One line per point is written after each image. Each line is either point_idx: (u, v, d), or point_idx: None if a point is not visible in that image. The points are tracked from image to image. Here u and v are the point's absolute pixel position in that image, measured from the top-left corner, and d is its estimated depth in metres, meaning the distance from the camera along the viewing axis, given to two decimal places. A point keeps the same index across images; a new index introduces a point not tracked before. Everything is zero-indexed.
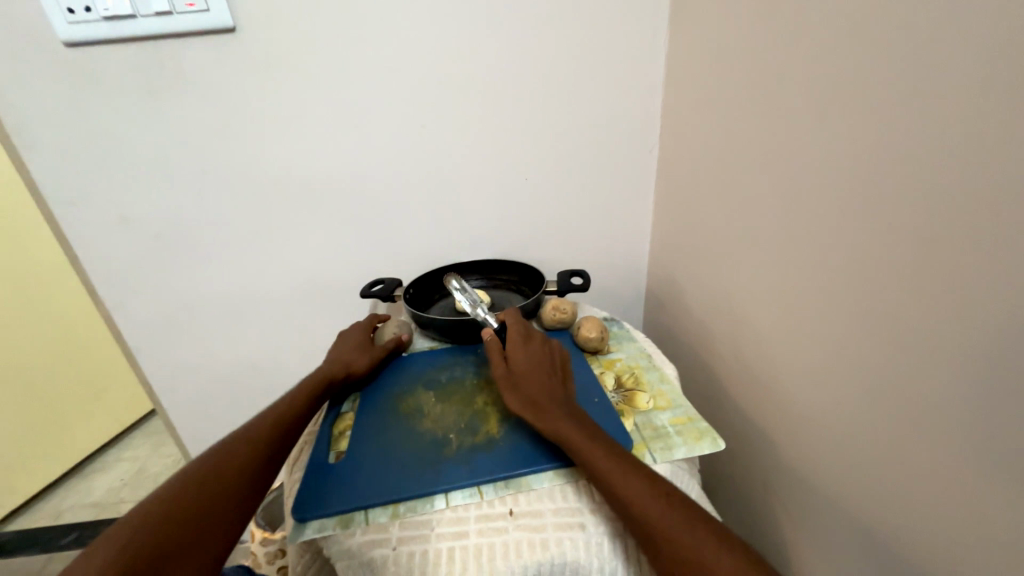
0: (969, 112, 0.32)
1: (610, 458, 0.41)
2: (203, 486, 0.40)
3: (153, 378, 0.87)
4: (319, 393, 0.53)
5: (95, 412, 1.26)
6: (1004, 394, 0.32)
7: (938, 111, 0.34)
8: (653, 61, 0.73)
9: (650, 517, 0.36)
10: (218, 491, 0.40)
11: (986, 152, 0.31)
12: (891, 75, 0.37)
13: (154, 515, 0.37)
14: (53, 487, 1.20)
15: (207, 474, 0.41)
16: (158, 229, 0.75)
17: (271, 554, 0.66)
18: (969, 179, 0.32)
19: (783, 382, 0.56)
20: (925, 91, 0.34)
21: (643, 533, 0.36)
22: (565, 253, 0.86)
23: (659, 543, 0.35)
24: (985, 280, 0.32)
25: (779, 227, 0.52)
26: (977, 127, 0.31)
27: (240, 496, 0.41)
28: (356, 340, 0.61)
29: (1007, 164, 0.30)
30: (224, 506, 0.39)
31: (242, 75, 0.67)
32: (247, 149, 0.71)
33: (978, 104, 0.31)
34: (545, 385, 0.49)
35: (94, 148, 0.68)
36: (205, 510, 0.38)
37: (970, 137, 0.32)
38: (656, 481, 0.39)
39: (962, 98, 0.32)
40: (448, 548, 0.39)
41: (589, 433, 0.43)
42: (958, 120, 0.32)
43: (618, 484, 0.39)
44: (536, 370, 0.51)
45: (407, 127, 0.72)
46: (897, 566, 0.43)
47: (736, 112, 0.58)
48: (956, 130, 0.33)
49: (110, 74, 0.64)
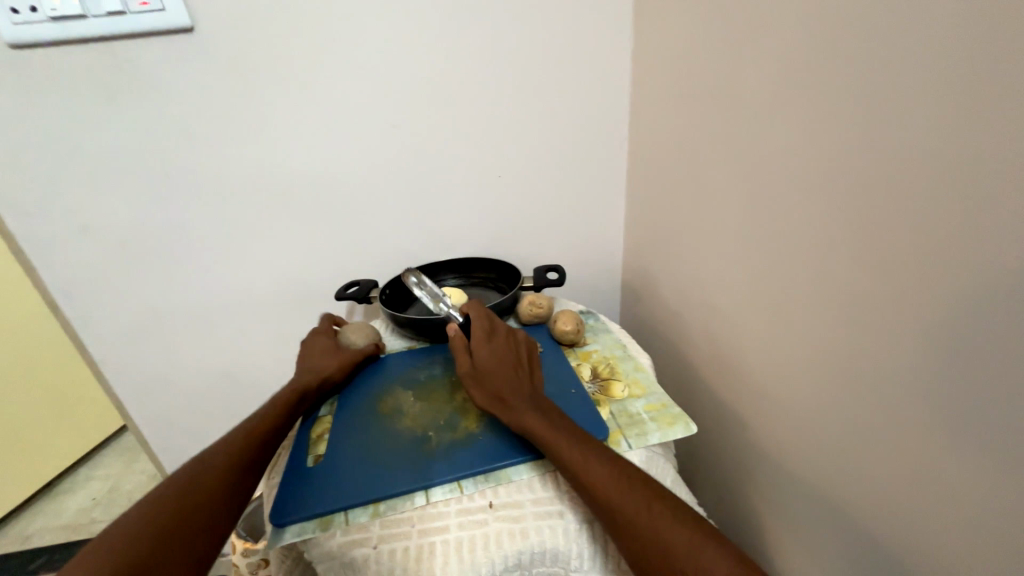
0: (924, 101, 0.34)
1: (574, 448, 0.42)
2: (178, 501, 0.39)
3: (122, 392, 0.84)
4: (297, 401, 0.52)
5: (61, 431, 1.21)
6: (954, 363, 0.35)
7: (896, 100, 0.36)
8: (620, 57, 0.74)
9: (621, 504, 0.38)
10: (193, 504, 0.40)
11: (942, 138, 0.33)
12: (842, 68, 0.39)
13: (128, 535, 0.36)
14: (17, 512, 1.14)
15: (185, 486, 0.41)
16: (121, 237, 0.72)
17: (254, 565, 0.65)
18: (926, 164, 0.34)
19: (754, 365, 0.58)
20: (884, 82, 0.36)
21: (614, 520, 0.37)
22: (542, 249, 0.87)
23: (629, 528, 0.37)
24: (942, 259, 0.34)
25: (748, 216, 0.54)
26: (933, 115, 0.33)
27: (217, 507, 0.40)
28: (322, 346, 0.59)
29: (950, 149, 0.32)
30: (201, 520, 0.39)
31: (205, 76, 0.65)
32: (212, 152, 0.70)
33: (932, 94, 0.33)
34: (512, 379, 0.49)
35: (48, 154, 0.65)
36: (181, 525, 0.38)
37: (927, 124, 0.34)
38: (618, 466, 0.40)
39: (917, 88, 0.34)
40: (430, 543, 0.39)
41: (555, 424, 0.44)
42: (915, 109, 0.34)
43: (589, 473, 0.40)
44: (502, 365, 0.50)
45: (377, 126, 0.72)
46: (865, 532, 0.46)
47: (701, 106, 0.60)
48: (913, 118, 0.35)
49: (62, 77, 0.62)
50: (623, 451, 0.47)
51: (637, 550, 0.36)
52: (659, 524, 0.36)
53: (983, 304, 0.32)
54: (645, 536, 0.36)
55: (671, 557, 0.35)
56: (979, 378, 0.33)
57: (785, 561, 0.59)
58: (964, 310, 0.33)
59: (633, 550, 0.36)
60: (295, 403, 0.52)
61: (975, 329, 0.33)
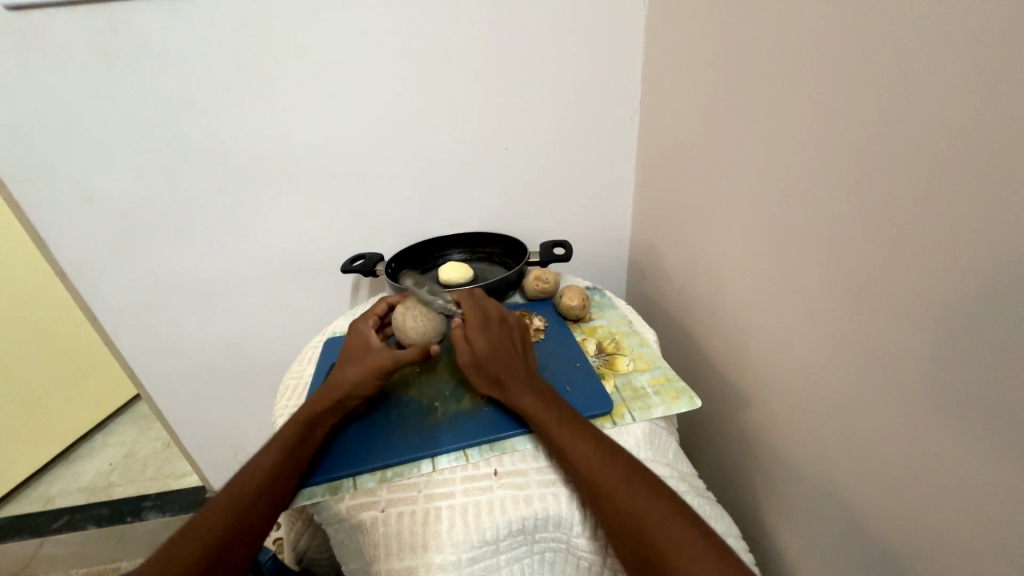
0: (944, 73, 0.32)
1: (568, 428, 0.42)
2: (223, 506, 0.38)
3: (135, 361, 0.86)
4: (334, 410, 0.46)
5: (79, 399, 1.24)
6: (960, 343, 0.34)
7: (914, 71, 0.34)
8: (634, 22, 0.70)
9: (605, 482, 0.38)
10: (234, 510, 0.38)
11: (960, 112, 0.32)
12: (866, 35, 0.37)
13: (179, 544, 0.36)
14: (39, 474, 1.19)
15: (225, 491, 0.40)
16: (127, 208, 0.72)
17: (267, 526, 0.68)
18: (942, 139, 0.33)
19: (758, 343, 0.58)
20: (903, 52, 0.35)
21: (597, 495, 0.38)
22: (548, 224, 0.86)
23: (611, 505, 0.37)
24: (952, 238, 0.33)
25: (756, 193, 0.53)
26: (951, 87, 0.32)
27: (261, 517, 0.39)
28: (358, 344, 0.49)
29: (972, 122, 0.31)
30: (246, 535, 0.37)
31: (203, 42, 0.63)
32: (214, 122, 0.68)
33: (953, 64, 0.31)
34: (507, 369, 0.46)
35: (51, 122, 0.65)
36: (223, 549, 0.36)
37: (945, 97, 0.32)
38: (610, 449, 0.40)
39: (939, 59, 0.32)
40: (436, 507, 0.41)
41: (551, 404, 0.44)
42: (933, 80, 0.33)
43: (578, 451, 0.40)
44: (501, 354, 0.47)
45: (381, 96, 0.70)
46: (859, 506, 0.46)
47: (715, 76, 0.57)
48: (931, 91, 0.33)
49: (59, 40, 0.60)
50: (626, 423, 0.48)
51: (621, 530, 0.36)
52: (639, 500, 0.36)
53: (991, 285, 0.32)
54: (628, 514, 0.36)
55: (651, 538, 0.34)
56: (981, 358, 0.33)
57: (779, 532, 0.61)
58: (972, 290, 0.33)
59: (613, 528, 0.36)
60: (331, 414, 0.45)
61: (981, 310, 0.32)
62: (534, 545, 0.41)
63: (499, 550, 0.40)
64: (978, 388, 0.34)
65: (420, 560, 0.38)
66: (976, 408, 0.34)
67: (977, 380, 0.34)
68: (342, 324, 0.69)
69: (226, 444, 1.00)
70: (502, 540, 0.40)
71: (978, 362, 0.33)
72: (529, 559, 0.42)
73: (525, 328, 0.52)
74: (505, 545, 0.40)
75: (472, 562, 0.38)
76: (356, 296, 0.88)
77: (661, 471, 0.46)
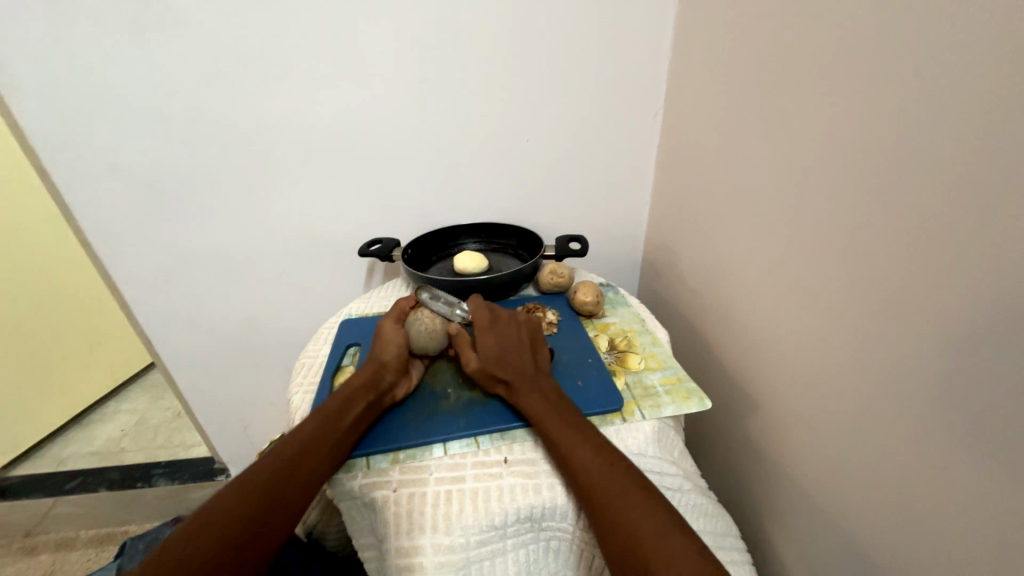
0: (970, 83, 0.31)
1: (562, 431, 0.42)
2: (255, 480, 0.39)
3: (152, 331, 0.88)
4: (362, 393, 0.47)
5: (94, 365, 1.27)
6: (971, 365, 0.34)
7: (942, 81, 0.33)
8: (662, 18, 0.69)
9: (600, 489, 0.38)
10: (268, 484, 0.39)
11: (984, 124, 0.31)
12: (897, 47, 0.36)
13: (218, 514, 0.36)
14: (55, 436, 1.22)
15: (258, 465, 0.40)
16: (151, 181, 0.73)
17: None
18: (965, 153, 0.32)
19: (769, 349, 0.58)
20: (931, 60, 0.34)
21: (591, 499, 0.38)
22: (564, 218, 0.86)
23: (605, 510, 0.37)
24: (969, 250, 0.33)
25: (775, 197, 0.53)
26: (978, 98, 0.31)
27: (293, 492, 0.39)
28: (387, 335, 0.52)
29: (997, 143, 0.30)
30: (278, 508, 0.38)
31: (229, 18, 0.63)
32: (239, 100, 0.69)
33: (983, 81, 0.31)
34: (515, 372, 0.48)
35: (79, 93, 0.66)
36: (257, 520, 0.37)
37: (970, 108, 0.32)
38: (604, 450, 0.41)
39: (965, 68, 0.32)
40: (445, 491, 0.42)
41: (554, 403, 0.45)
42: (960, 91, 0.32)
43: (576, 455, 0.40)
44: (508, 354, 0.49)
45: (404, 81, 0.70)
46: (860, 517, 0.47)
47: (741, 78, 0.56)
48: (957, 100, 0.32)
49: (89, 12, 0.61)
50: (636, 421, 0.48)
51: (613, 536, 0.36)
52: (630, 512, 0.36)
53: (1005, 301, 0.31)
54: (622, 519, 0.36)
55: (638, 547, 0.34)
56: (990, 381, 0.33)
57: (777, 535, 0.61)
58: (988, 313, 0.32)
59: (606, 533, 0.37)
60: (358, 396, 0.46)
61: (993, 325, 0.32)
62: (540, 533, 0.42)
63: (505, 535, 0.41)
64: (987, 411, 0.33)
65: (430, 539, 0.39)
66: (984, 431, 0.34)
67: (986, 403, 0.33)
68: (357, 307, 0.70)
69: (237, 418, 1.02)
70: (509, 526, 0.41)
71: (987, 384, 0.33)
72: (535, 546, 0.42)
73: (535, 328, 0.54)
74: (511, 531, 0.41)
75: (479, 545, 0.39)
76: (371, 279, 0.89)
77: (667, 469, 0.46)
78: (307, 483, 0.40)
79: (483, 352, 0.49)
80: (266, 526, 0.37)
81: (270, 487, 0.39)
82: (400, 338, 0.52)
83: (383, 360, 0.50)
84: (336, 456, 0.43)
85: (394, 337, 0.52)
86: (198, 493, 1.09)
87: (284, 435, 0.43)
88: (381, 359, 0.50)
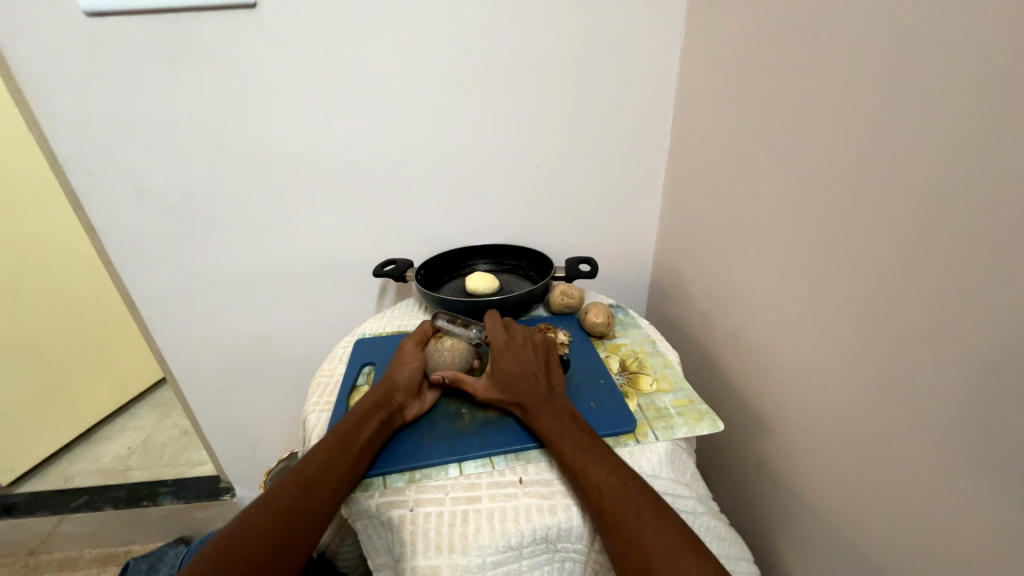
0: (965, 115, 0.34)
1: (576, 451, 0.43)
2: (277, 500, 0.40)
3: (165, 348, 0.89)
4: (377, 416, 0.48)
5: (105, 381, 1.29)
6: (976, 392, 0.35)
7: (938, 116, 0.35)
8: (669, 53, 0.73)
9: (614, 509, 0.38)
10: (288, 504, 0.40)
11: (977, 157, 0.33)
12: (889, 90, 0.39)
13: (245, 535, 0.37)
14: (61, 453, 1.22)
15: (281, 483, 0.41)
16: (173, 202, 0.76)
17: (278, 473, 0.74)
18: (960, 188, 0.34)
19: (775, 372, 0.59)
20: (925, 100, 0.36)
21: (604, 519, 0.38)
22: (573, 240, 0.87)
23: (618, 530, 0.37)
24: (970, 279, 0.34)
25: (780, 223, 0.54)
26: (971, 133, 0.33)
27: (315, 512, 0.40)
28: (409, 358, 0.54)
29: (989, 181, 0.32)
30: (301, 527, 0.39)
31: (261, 50, 0.67)
32: (264, 127, 0.72)
33: (970, 125, 0.33)
34: (529, 394, 0.48)
35: (113, 118, 0.69)
36: (278, 542, 0.37)
37: (962, 144, 0.34)
38: (618, 469, 0.41)
39: (961, 100, 0.34)
40: (462, 510, 0.42)
41: (569, 423, 0.46)
42: (953, 125, 0.34)
43: (590, 475, 0.41)
44: (523, 375, 0.50)
45: (422, 112, 0.73)
46: (869, 542, 0.47)
47: (744, 111, 0.59)
48: (951, 134, 0.35)
49: (130, 43, 0.64)
50: (649, 442, 0.48)
51: (629, 557, 0.36)
52: (644, 530, 0.36)
53: (1008, 319, 0.32)
54: (638, 540, 0.36)
55: (652, 566, 0.34)
56: (993, 406, 0.34)
57: (792, 563, 0.60)
58: (988, 338, 0.34)
59: (619, 553, 0.36)
60: (374, 416, 0.48)
61: (994, 343, 0.33)
62: (555, 554, 0.42)
63: (522, 556, 0.41)
64: (989, 434, 0.34)
65: (447, 559, 0.39)
66: (988, 454, 0.34)
67: (989, 426, 0.34)
68: (371, 326, 0.71)
69: (244, 436, 1.02)
70: (525, 546, 0.41)
71: (991, 408, 0.34)
72: (549, 568, 0.42)
73: (548, 345, 0.54)
74: (527, 551, 0.41)
75: (496, 565, 0.39)
76: (382, 299, 0.90)
77: (680, 492, 0.46)
78: (328, 503, 0.41)
79: (496, 371, 0.50)
80: (291, 546, 0.38)
81: (294, 499, 0.40)
82: (418, 361, 0.54)
83: (395, 381, 0.51)
84: (354, 469, 0.44)
85: (412, 359, 0.54)
86: (203, 513, 1.08)
87: (305, 452, 0.44)
88: (394, 378, 0.51)
